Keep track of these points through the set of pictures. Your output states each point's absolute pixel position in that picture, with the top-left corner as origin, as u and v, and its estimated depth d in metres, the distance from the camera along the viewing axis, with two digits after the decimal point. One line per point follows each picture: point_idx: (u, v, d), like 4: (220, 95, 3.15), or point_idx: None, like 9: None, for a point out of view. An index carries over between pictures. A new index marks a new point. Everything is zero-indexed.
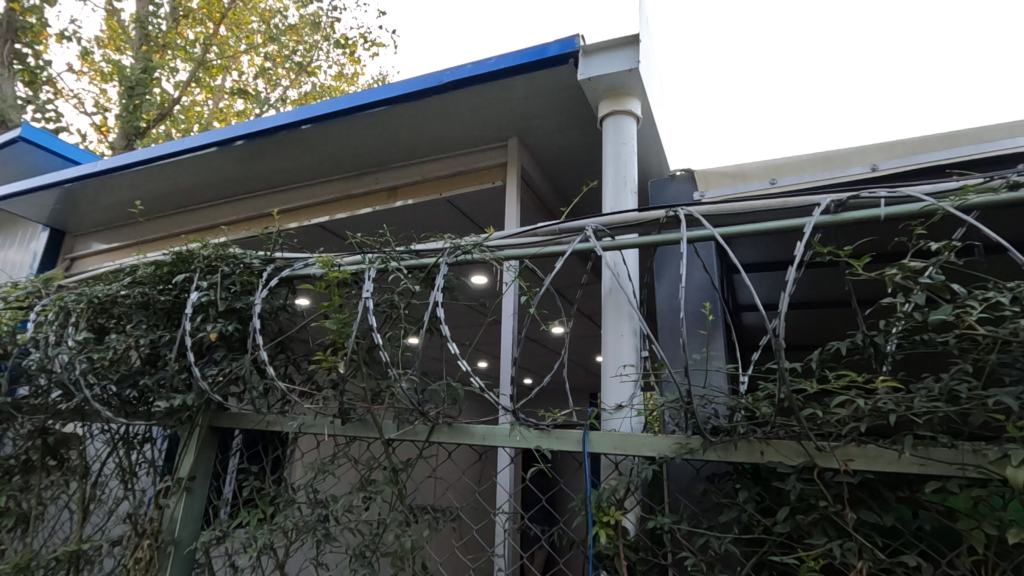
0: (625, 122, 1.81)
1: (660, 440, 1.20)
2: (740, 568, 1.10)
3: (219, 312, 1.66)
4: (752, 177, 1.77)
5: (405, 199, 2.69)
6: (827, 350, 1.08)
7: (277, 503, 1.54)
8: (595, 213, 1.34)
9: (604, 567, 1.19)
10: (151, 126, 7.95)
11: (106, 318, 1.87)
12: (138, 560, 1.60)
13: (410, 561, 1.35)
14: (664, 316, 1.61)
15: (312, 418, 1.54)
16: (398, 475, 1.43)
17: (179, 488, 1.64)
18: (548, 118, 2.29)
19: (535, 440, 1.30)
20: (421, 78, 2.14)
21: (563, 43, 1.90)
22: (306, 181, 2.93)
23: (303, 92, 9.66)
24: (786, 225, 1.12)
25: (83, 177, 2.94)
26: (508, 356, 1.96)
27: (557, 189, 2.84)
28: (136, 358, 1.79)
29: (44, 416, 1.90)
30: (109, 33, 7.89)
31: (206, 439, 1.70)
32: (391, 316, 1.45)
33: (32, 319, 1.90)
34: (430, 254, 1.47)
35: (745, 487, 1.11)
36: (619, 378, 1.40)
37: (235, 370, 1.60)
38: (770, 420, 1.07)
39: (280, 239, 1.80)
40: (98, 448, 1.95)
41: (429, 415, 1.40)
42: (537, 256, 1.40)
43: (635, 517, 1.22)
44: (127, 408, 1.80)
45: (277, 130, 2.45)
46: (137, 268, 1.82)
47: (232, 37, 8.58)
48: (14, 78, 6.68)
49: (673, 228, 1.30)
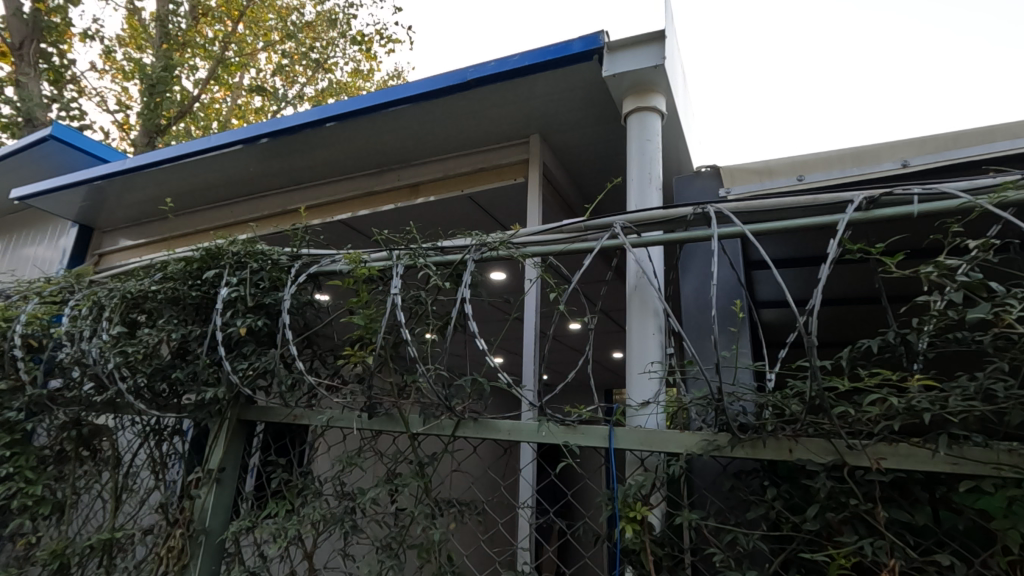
0: (650, 118, 1.81)
1: (686, 436, 1.21)
2: (768, 565, 1.10)
3: (248, 307, 1.70)
4: (780, 173, 1.75)
5: (427, 196, 2.72)
6: (859, 348, 1.07)
7: (305, 495, 1.57)
8: (621, 210, 1.33)
9: (630, 562, 1.20)
10: (171, 123, 8.07)
11: (138, 313, 1.91)
12: (170, 549, 1.64)
13: (436, 553, 1.37)
14: (689, 313, 1.60)
15: (340, 412, 1.57)
16: (424, 469, 1.44)
17: (209, 479, 1.68)
18: (571, 115, 2.29)
19: (561, 436, 1.31)
20: (446, 76, 2.15)
21: (587, 39, 1.89)
22: (328, 178, 2.96)
23: (319, 89, 9.73)
24: (817, 223, 1.12)
25: (112, 175, 3.00)
26: (531, 353, 1.97)
27: (578, 186, 2.84)
28: (166, 353, 1.83)
29: (78, 407, 1.95)
30: (131, 31, 8.03)
31: (235, 432, 1.74)
32: (418, 312, 1.47)
33: (67, 314, 1.95)
34: (456, 251, 1.48)
35: (774, 484, 1.11)
36: (645, 375, 1.40)
37: (263, 365, 1.63)
38: (800, 417, 1.07)
39: (306, 235, 1.83)
40: (130, 439, 2.00)
41: (455, 409, 1.41)
42: (563, 253, 1.40)
43: (661, 513, 1.22)
44: (159, 400, 1.84)
45: (300, 129, 2.48)
46: (168, 264, 1.86)
47: (250, 35, 8.69)
48: (40, 77, 6.82)
49: (699, 225, 1.30)
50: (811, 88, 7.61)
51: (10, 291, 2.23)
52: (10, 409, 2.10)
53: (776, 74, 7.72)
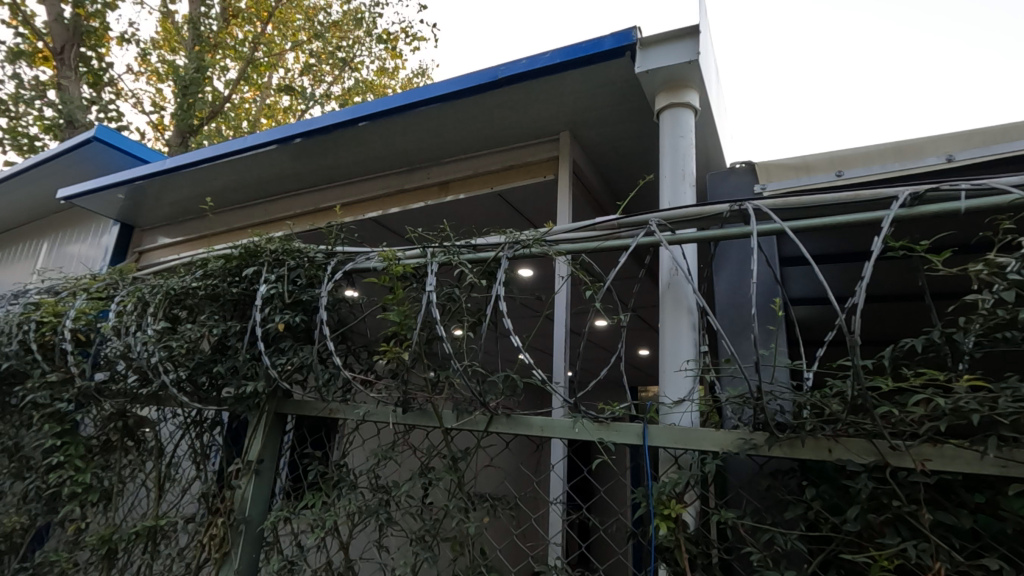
0: (683, 114, 1.79)
1: (722, 435, 1.20)
2: (806, 566, 1.09)
3: (286, 304, 1.74)
4: (818, 169, 1.72)
5: (456, 194, 2.74)
6: (902, 347, 1.05)
7: (340, 487, 1.60)
8: (656, 208, 1.33)
9: (665, 560, 1.20)
10: (204, 123, 8.25)
11: (180, 309, 1.97)
12: (212, 537, 1.71)
13: (469, 547, 1.39)
14: (723, 310, 1.59)
15: (375, 406, 1.60)
16: (457, 464, 1.46)
17: (249, 470, 1.74)
18: (602, 111, 2.28)
19: (595, 433, 1.32)
20: (477, 74, 2.16)
21: (619, 36, 1.88)
22: (361, 176, 3.01)
23: (346, 88, 9.88)
24: (859, 220, 1.10)
25: (153, 174, 3.09)
26: (561, 350, 1.98)
27: (607, 183, 2.84)
28: (207, 347, 1.89)
29: (124, 399, 2.03)
30: (166, 34, 8.27)
31: (273, 425, 1.79)
32: (452, 309, 1.49)
33: (113, 309, 2.03)
34: (489, 249, 1.50)
35: (813, 485, 1.10)
36: (679, 373, 1.40)
37: (301, 359, 1.67)
38: (840, 417, 1.06)
39: (341, 233, 1.86)
40: (171, 431, 2.06)
41: (488, 405, 1.42)
42: (596, 251, 1.40)
43: (695, 511, 1.22)
44: (200, 393, 1.90)
45: (333, 128, 2.52)
46: (208, 262, 1.91)
47: (278, 36, 8.86)
48: (80, 80, 7.07)
49: (735, 223, 1.29)
50: (843, 80, 7.43)
51: (59, 287, 2.33)
52: (60, 400, 2.19)
53: (806, 67, 7.57)
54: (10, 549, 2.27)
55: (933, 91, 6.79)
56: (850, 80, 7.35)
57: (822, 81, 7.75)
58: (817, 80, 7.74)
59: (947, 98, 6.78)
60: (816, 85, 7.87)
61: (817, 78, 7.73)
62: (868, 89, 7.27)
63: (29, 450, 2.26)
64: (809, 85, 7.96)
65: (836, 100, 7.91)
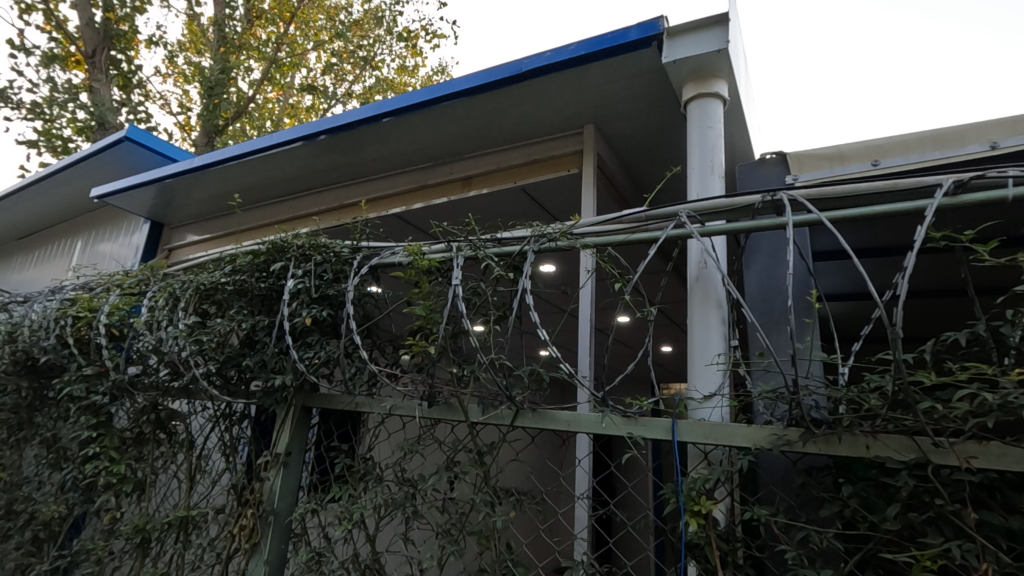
0: (711, 105, 1.76)
1: (754, 430, 1.18)
2: (843, 565, 1.06)
3: (313, 298, 1.76)
4: (852, 159, 1.69)
5: (479, 188, 2.75)
6: (944, 341, 1.01)
7: (366, 480, 1.61)
8: (684, 200, 1.31)
9: (695, 557, 1.18)
10: (228, 123, 8.38)
11: (209, 304, 2.00)
12: (242, 527, 1.74)
13: (496, 540, 1.39)
14: (755, 302, 1.57)
15: (401, 400, 1.60)
16: (483, 458, 1.45)
17: (277, 462, 1.76)
18: (627, 104, 2.26)
19: (624, 428, 1.30)
20: (500, 68, 2.16)
21: (645, 26, 1.86)
22: (384, 172, 3.03)
23: (367, 87, 10.00)
24: (900, 209, 1.06)
25: (182, 173, 3.16)
26: (586, 344, 1.98)
27: (631, 176, 2.82)
28: (236, 341, 1.91)
29: (156, 392, 2.07)
30: (192, 37, 8.45)
31: (300, 418, 1.81)
32: (477, 303, 1.48)
33: (145, 305, 2.07)
34: (515, 242, 1.49)
35: (850, 482, 1.07)
36: (709, 367, 1.38)
37: (328, 353, 1.69)
38: (879, 413, 1.02)
39: (366, 229, 1.88)
40: (201, 424, 2.10)
41: (515, 400, 1.42)
42: (623, 244, 1.38)
43: (726, 508, 1.20)
44: (229, 387, 1.92)
45: (357, 125, 2.55)
46: (237, 258, 1.95)
47: (301, 36, 8.98)
48: (110, 82, 7.26)
49: (767, 214, 1.26)
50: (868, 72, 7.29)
51: (94, 284, 2.39)
52: (95, 392, 2.24)
53: (832, 58, 7.43)
54: (49, 537, 2.33)
55: (965, 81, 6.62)
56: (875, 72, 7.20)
57: (847, 72, 7.61)
58: (841, 71, 7.62)
59: (983, 87, 6.57)
60: (842, 76, 7.73)
61: (843, 69, 7.59)
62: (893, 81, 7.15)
63: (66, 441, 2.33)
64: (834, 77, 7.82)
65: (860, 92, 7.77)
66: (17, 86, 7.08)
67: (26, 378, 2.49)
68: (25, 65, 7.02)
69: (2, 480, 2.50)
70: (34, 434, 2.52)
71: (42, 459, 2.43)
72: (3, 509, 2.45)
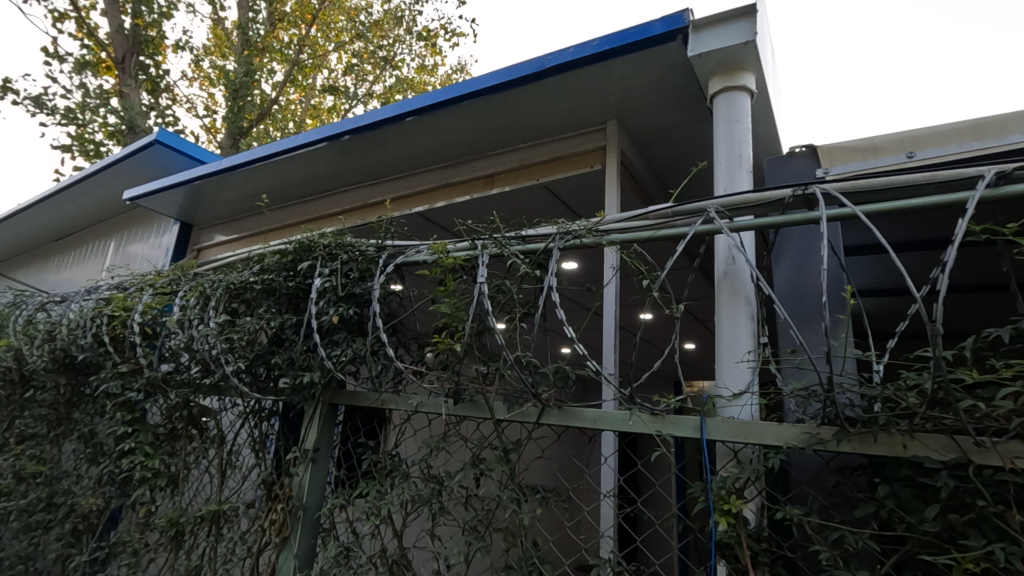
0: (738, 98, 1.73)
1: (785, 429, 1.16)
2: (879, 566, 1.04)
3: (340, 296, 1.78)
4: (886, 151, 1.70)
5: (502, 186, 2.75)
6: (985, 337, 0.99)
7: (393, 476, 1.63)
8: (712, 195, 1.29)
9: (725, 557, 1.17)
10: (253, 125, 8.54)
11: (239, 303, 2.04)
12: (273, 521, 1.78)
13: (522, 537, 1.39)
14: (786, 298, 1.54)
15: (427, 397, 1.61)
16: (509, 455, 1.45)
17: (306, 458, 1.79)
18: (650, 99, 2.24)
19: (651, 426, 1.29)
20: (524, 64, 2.15)
21: (670, 20, 1.84)
22: (407, 171, 3.05)
23: (387, 86, 10.11)
24: (939, 202, 1.03)
25: (210, 174, 3.23)
26: (610, 341, 1.97)
27: (654, 172, 2.79)
28: (264, 339, 1.95)
29: (188, 389, 2.11)
30: (216, 41, 8.63)
31: (328, 415, 1.84)
32: (502, 300, 1.48)
33: (177, 304, 2.12)
34: (539, 240, 1.49)
35: (887, 482, 1.05)
36: (738, 364, 1.37)
37: (355, 351, 1.71)
38: (917, 411, 1.00)
39: (390, 227, 1.90)
40: (231, 420, 2.13)
41: (541, 397, 1.42)
42: (649, 240, 1.37)
43: (756, 507, 1.18)
44: (258, 383, 1.95)
45: (381, 124, 2.57)
46: (265, 257, 1.98)
47: (322, 37, 9.09)
48: (139, 87, 7.44)
49: (797, 209, 1.23)
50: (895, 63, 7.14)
51: (127, 283, 2.45)
52: (130, 389, 2.31)
53: (857, 49, 7.29)
54: (87, 529, 2.41)
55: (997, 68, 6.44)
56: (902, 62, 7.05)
57: (873, 62, 7.46)
58: (868, 62, 7.46)
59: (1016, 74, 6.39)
60: (868, 67, 7.58)
61: (869, 59, 7.43)
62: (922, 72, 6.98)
63: (103, 437, 2.40)
64: (860, 67, 7.67)
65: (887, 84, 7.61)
66: (52, 93, 7.32)
67: (64, 375, 2.57)
68: (59, 72, 7.24)
69: (42, 473, 2.59)
70: (72, 430, 2.60)
71: (80, 453, 2.51)
72: (43, 502, 2.54)
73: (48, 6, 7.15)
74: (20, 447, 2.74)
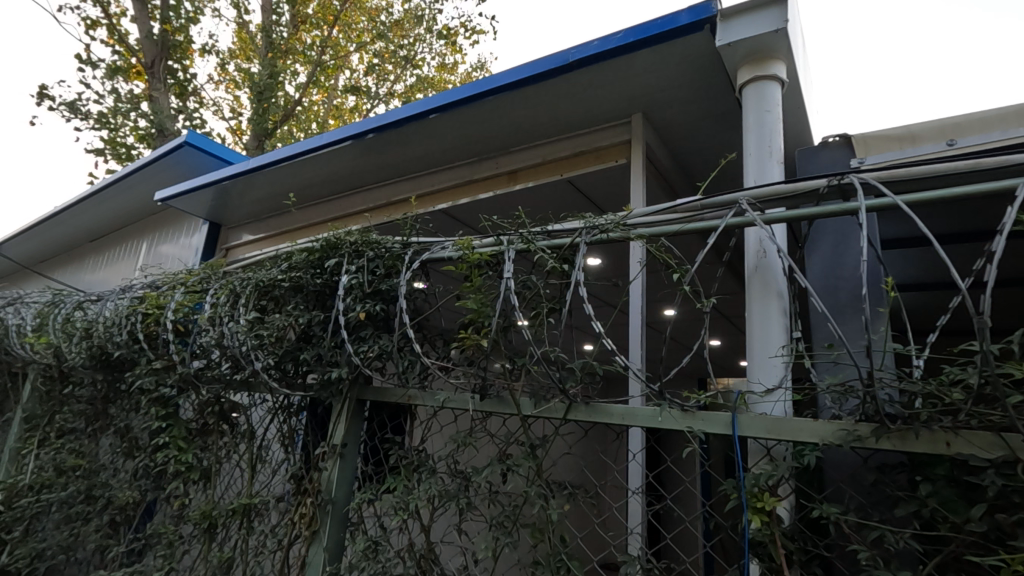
0: (768, 88, 1.69)
1: (821, 425, 1.13)
2: (921, 567, 1.01)
3: (367, 293, 1.80)
4: (924, 140, 1.65)
5: (526, 182, 2.75)
6: None
7: (420, 471, 1.63)
8: (743, 187, 1.26)
9: (758, 556, 1.14)
10: (277, 126, 8.67)
11: (267, 300, 2.07)
12: (302, 515, 1.80)
13: (550, 533, 1.39)
14: (821, 291, 1.51)
15: (454, 393, 1.61)
16: (536, 451, 1.45)
17: (334, 453, 1.81)
18: (675, 91, 2.21)
19: (682, 422, 1.27)
20: (548, 58, 2.13)
21: (696, 10, 1.81)
22: (431, 168, 3.07)
23: (408, 85, 10.21)
24: (986, 190, 0.99)
25: (238, 175, 3.28)
26: (637, 338, 1.95)
27: (679, 165, 2.76)
28: (293, 336, 1.97)
29: (219, 385, 2.15)
30: (241, 44, 8.78)
31: (355, 410, 1.86)
32: (529, 296, 1.47)
33: (208, 302, 2.16)
34: (565, 235, 1.48)
35: (929, 480, 1.01)
36: (771, 359, 1.34)
37: (382, 347, 1.72)
38: (963, 407, 0.96)
39: (416, 224, 1.91)
40: (261, 415, 2.16)
41: (568, 392, 1.40)
42: (678, 234, 1.34)
43: (790, 505, 1.15)
44: (287, 379, 1.98)
45: (404, 122, 2.59)
46: (292, 255, 2.01)
47: (343, 38, 9.18)
48: (168, 91, 7.59)
49: (832, 199, 1.20)
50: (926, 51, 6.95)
51: (159, 282, 2.50)
52: (163, 385, 2.36)
53: (886, 36, 7.11)
54: (124, 520, 2.47)
55: None
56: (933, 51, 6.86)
57: (902, 52, 7.28)
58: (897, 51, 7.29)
59: None
60: (897, 56, 7.41)
61: (898, 48, 7.25)
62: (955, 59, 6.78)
63: (138, 431, 2.47)
64: (888, 56, 7.49)
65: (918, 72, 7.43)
66: (85, 98, 7.52)
67: (101, 372, 2.64)
68: (91, 78, 7.45)
69: (82, 466, 2.68)
70: (109, 425, 2.67)
71: (117, 447, 2.59)
72: (82, 494, 2.62)
73: (80, 14, 7.36)
74: (60, 441, 2.83)
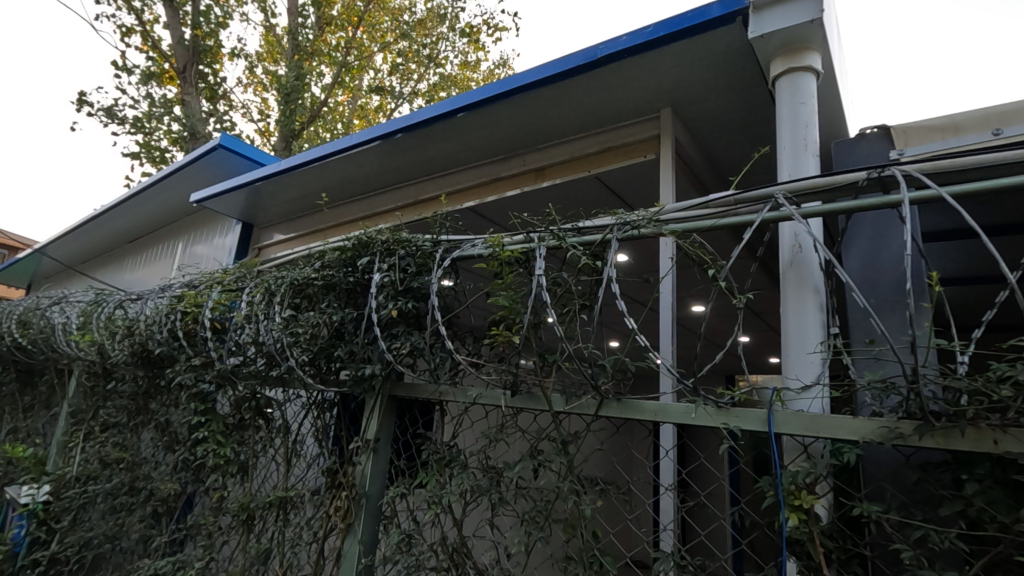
0: (803, 79, 1.66)
1: (861, 423, 1.11)
2: (967, 567, 0.99)
3: (398, 291, 1.82)
4: (968, 129, 1.61)
5: (553, 179, 2.75)
6: None
7: (452, 466, 1.65)
8: (779, 180, 1.24)
9: (795, 554, 1.13)
10: (305, 127, 8.82)
11: (301, 298, 2.12)
12: (337, 508, 1.85)
13: (582, 529, 1.39)
14: (860, 286, 1.48)
15: (485, 389, 1.63)
16: (567, 448, 1.45)
17: (368, 448, 1.84)
18: (705, 85, 2.18)
19: (716, 419, 1.26)
20: (577, 55, 2.13)
21: (728, 2, 1.79)
22: (459, 167, 3.09)
23: (432, 83, 10.29)
24: None
25: (270, 176, 3.36)
26: (667, 335, 1.93)
27: (708, 159, 2.73)
28: (326, 334, 2.01)
29: (255, 380, 2.21)
30: (268, 47, 8.96)
31: (387, 406, 1.89)
32: (560, 293, 1.47)
33: (244, 300, 2.22)
34: (596, 231, 1.47)
35: (976, 479, 0.99)
36: (809, 356, 1.32)
37: (413, 344, 1.75)
38: (1011, 405, 0.94)
39: (445, 222, 1.93)
40: (295, 411, 2.22)
41: (600, 389, 1.41)
42: (711, 229, 1.33)
43: (829, 503, 1.14)
44: (321, 375, 2.02)
45: (432, 121, 2.61)
46: (325, 254, 2.05)
47: (368, 39, 9.29)
48: (199, 94, 7.79)
49: (871, 192, 1.18)
50: (962, 36, 6.73)
51: (197, 281, 2.58)
52: (201, 381, 2.43)
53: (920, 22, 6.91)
54: (166, 512, 2.56)
55: None
56: (970, 35, 6.64)
57: (937, 37, 7.06)
58: (931, 37, 7.07)
59: None
60: (931, 42, 7.19)
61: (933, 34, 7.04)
62: (993, 44, 6.55)
63: (178, 426, 2.55)
64: (922, 43, 7.28)
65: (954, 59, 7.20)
66: (121, 104, 7.77)
67: (142, 368, 2.73)
68: (127, 84, 7.69)
69: (126, 458, 2.78)
70: (150, 419, 2.77)
71: (158, 441, 2.67)
72: (127, 485, 2.72)
73: (115, 22, 7.59)
74: (105, 435, 2.94)
